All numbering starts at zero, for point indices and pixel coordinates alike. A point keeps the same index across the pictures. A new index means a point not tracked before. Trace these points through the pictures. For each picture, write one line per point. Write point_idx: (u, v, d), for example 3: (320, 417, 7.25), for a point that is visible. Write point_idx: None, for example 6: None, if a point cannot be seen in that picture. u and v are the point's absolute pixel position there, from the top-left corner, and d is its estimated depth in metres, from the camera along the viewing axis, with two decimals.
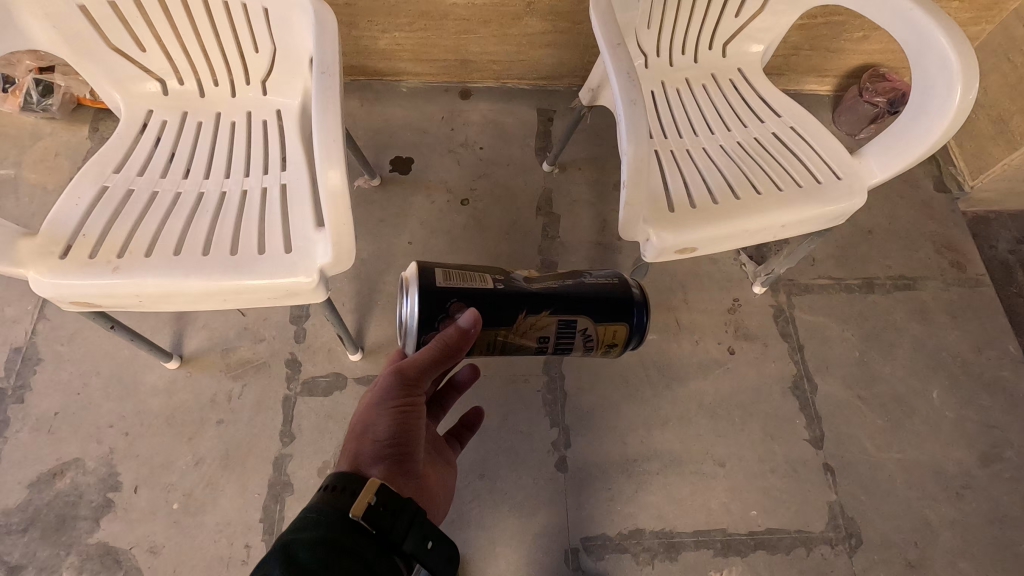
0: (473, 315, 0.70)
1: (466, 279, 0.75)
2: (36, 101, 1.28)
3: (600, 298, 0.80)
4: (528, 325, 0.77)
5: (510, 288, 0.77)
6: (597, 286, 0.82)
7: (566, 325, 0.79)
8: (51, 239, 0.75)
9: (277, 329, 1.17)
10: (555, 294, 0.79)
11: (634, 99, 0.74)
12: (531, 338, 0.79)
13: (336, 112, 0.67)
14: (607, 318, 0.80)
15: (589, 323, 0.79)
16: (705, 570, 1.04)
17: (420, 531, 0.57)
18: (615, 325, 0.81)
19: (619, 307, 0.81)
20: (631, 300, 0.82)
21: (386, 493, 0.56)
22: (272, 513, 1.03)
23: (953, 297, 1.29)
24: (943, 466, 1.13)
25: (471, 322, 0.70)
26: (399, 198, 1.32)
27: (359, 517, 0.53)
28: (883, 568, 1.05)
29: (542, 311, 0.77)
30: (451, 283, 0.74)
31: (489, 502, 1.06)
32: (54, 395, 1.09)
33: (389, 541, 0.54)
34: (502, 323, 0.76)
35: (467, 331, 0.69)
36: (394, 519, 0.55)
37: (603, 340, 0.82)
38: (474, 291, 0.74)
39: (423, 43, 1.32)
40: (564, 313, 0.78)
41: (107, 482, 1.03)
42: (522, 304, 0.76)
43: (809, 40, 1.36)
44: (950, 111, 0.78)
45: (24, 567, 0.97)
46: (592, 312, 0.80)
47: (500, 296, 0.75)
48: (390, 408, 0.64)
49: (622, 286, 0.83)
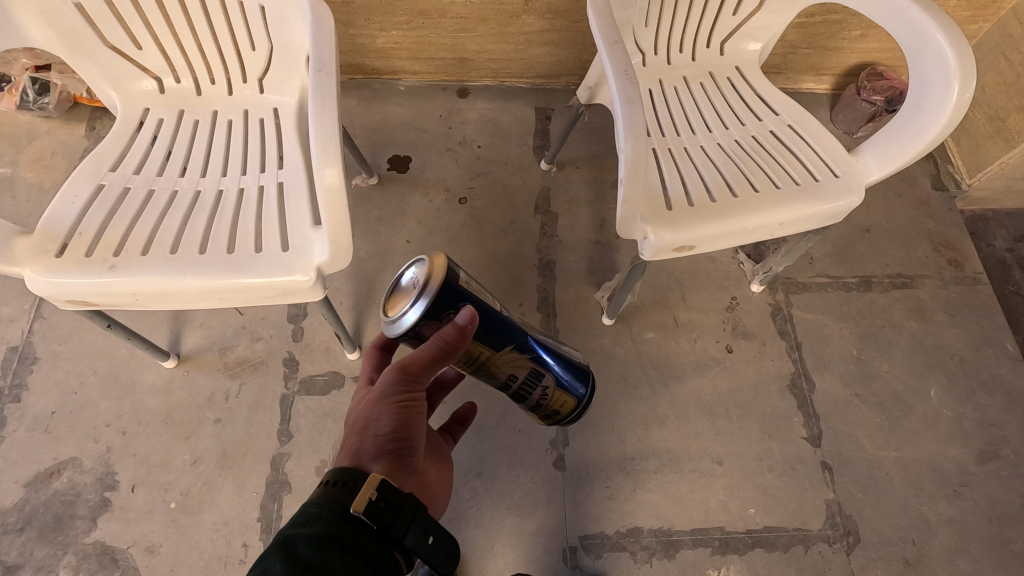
0: (473, 312, 0.65)
1: (479, 290, 0.68)
2: (33, 99, 1.27)
3: (566, 364, 0.83)
4: (509, 358, 0.74)
5: (509, 317, 0.73)
6: (567, 353, 0.84)
7: (532, 376, 0.79)
8: (47, 237, 0.75)
9: (275, 327, 1.17)
10: (537, 342, 0.78)
11: (631, 97, 0.74)
12: (502, 373, 0.75)
13: (333, 109, 0.67)
14: (563, 383, 0.83)
15: (551, 381, 0.81)
16: (702, 568, 1.04)
17: (421, 526, 0.57)
18: (567, 393, 0.84)
19: (576, 379, 0.84)
20: (587, 375, 0.86)
21: (386, 489, 0.56)
22: (270, 513, 1.03)
23: (951, 295, 1.29)
24: (941, 464, 1.13)
25: (469, 320, 0.64)
26: (397, 197, 1.32)
27: (360, 513, 0.53)
28: (880, 566, 1.05)
29: (526, 353, 0.76)
30: (469, 287, 0.66)
31: (487, 501, 1.06)
32: (51, 395, 1.09)
33: (390, 536, 0.55)
34: (493, 347, 0.71)
35: (465, 328, 0.64)
36: (394, 516, 0.55)
37: (551, 404, 0.84)
38: (485, 305, 0.68)
39: (421, 42, 1.31)
40: (537, 365, 0.78)
41: (105, 482, 1.03)
42: (514, 337, 0.73)
43: (806, 39, 1.36)
44: (948, 108, 0.78)
45: (21, 567, 0.97)
46: (557, 372, 0.81)
47: (503, 321, 0.71)
48: (392, 404, 0.63)
49: (583, 361, 0.87)
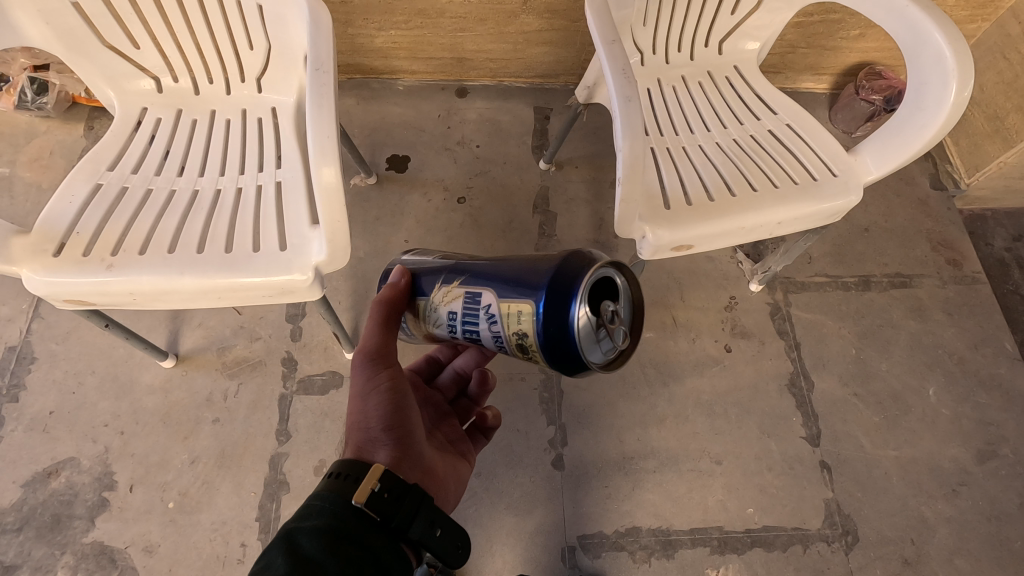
0: (402, 269, 0.75)
1: (427, 257, 0.76)
2: (31, 99, 1.27)
3: (516, 271, 0.59)
4: (437, 296, 0.68)
5: (445, 262, 0.71)
6: (523, 259, 0.60)
7: (469, 300, 0.63)
8: (45, 237, 0.75)
9: (274, 327, 1.17)
10: (474, 266, 0.66)
11: (629, 96, 0.74)
12: (441, 315, 0.68)
13: (330, 108, 0.67)
14: (508, 296, 0.58)
15: (488, 298, 0.61)
16: (701, 567, 1.04)
17: (426, 517, 0.57)
18: (519, 306, 0.57)
19: (527, 282, 0.57)
20: (545, 270, 0.55)
21: (390, 480, 0.56)
22: (268, 512, 1.03)
23: (950, 295, 1.29)
24: (940, 463, 1.13)
25: (400, 275, 0.74)
26: (395, 196, 1.32)
27: (363, 504, 0.53)
28: (879, 565, 1.05)
29: (454, 279, 0.66)
30: (412, 257, 0.77)
31: (486, 500, 1.06)
32: (49, 395, 1.09)
33: (395, 528, 0.55)
34: (421, 293, 0.71)
35: (397, 283, 0.73)
36: (399, 508, 0.56)
37: (511, 331, 0.59)
38: (422, 263, 0.74)
39: (420, 41, 1.31)
40: (470, 286, 0.64)
41: (102, 482, 1.03)
42: (440, 274, 0.69)
43: (805, 39, 1.37)
44: (946, 106, 0.78)
45: (19, 567, 0.97)
46: (496, 284, 0.60)
47: (432, 266, 0.72)
48: (374, 390, 0.66)
49: (551, 258, 0.57)
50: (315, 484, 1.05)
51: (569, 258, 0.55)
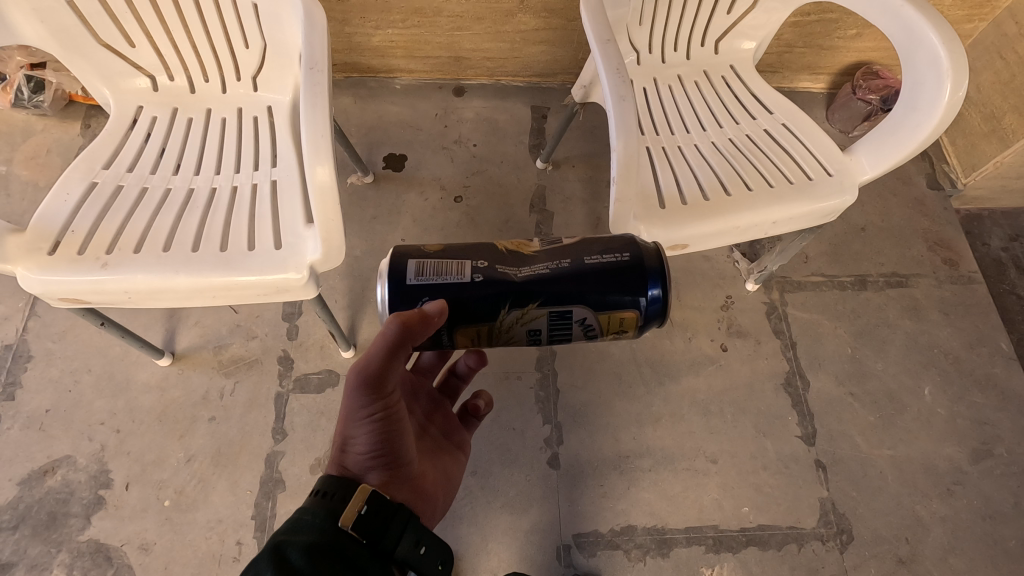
0: (441, 302, 0.59)
1: (444, 270, 0.61)
2: (27, 97, 1.27)
3: (605, 283, 0.62)
4: (510, 320, 0.62)
5: (491, 280, 0.61)
6: (602, 267, 0.62)
7: (558, 319, 0.62)
8: (40, 236, 0.75)
9: (270, 326, 1.17)
10: (546, 282, 0.61)
11: (623, 96, 0.74)
12: (519, 333, 0.63)
13: (325, 106, 0.66)
14: (610, 309, 0.62)
15: (586, 314, 0.62)
16: (695, 566, 1.04)
17: (413, 537, 0.58)
18: (624, 313, 0.63)
19: (627, 294, 0.62)
20: (642, 278, 0.62)
21: (376, 501, 0.57)
22: (264, 511, 1.03)
23: (945, 294, 1.29)
24: (934, 463, 1.14)
25: (436, 310, 0.59)
26: (392, 195, 1.32)
27: (348, 526, 0.55)
28: (874, 564, 1.06)
29: (528, 303, 0.61)
30: (424, 277, 0.60)
31: (482, 499, 1.06)
32: (46, 393, 1.09)
33: (381, 548, 0.56)
34: (484, 320, 0.61)
35: (432, 318, 0.59)
36: (384, 529, 0.57)
37: (608, 330, 0.65)
38: (453, 283, 0.60)
39: (417, 40, 1.31)
40: (557, 306, 0.61)
41: (99, 480, 1.03)
42: (503, 297, 0.61)
43: (801, 39, 1.37)
44: (940, 107, 0.78)
45: (14, 565, 0.97)
46: (594, 300, 0.61)
47: (478, 288, 0.60)
48: (365, 418, 0.63)
49: (635, 262, 0.63)
50: (311, 483, 1.05)
51: (650, 253, 0.64)
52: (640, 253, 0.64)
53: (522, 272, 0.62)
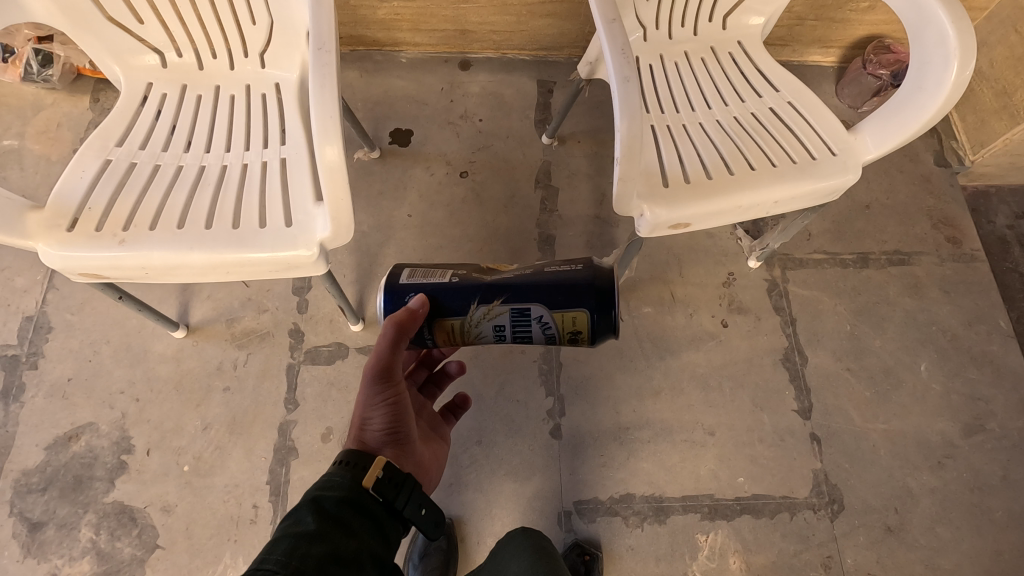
0: (422, 297, 0.73)
1: (429, 274, 0.76)
2: (36, 71, 1.28)
3: (559, 287, 0.73)
4: (478, 315, 0.74)
5: (465, 281, 0.75)
6: (557, 276, 0.74)
7: (519, 315, 0.74)
8: (58, 213, 0.77)
9: (281, 299, 1.20)
10: (508, 284, 0.75)
11: (627, 76, 0.74)
12: (486, 328, 0.76)
13: (333, 87, 0.67)
14: (563, 307, 0.73)
15: (542, 311, 0.74)
16: (691, 532, 1.08)
17: (416, 501, 0.66)
18: (574, 312, 0.74)
19: (578, 295, 0.73)
20: (590, 286, 0.73)
21: (392, 468, 0.64)
22: (278, 476, 1.08)
23: (947, 272, 1.30)
24: (928, 437, 1.17)
25: (420, 303, 0.73)
26: (398, 170, 1.33)
27: (370, 488, 0.62)
28: (862, 532, 1.10)
29: (494, 299, 0.74)
30: (413, 278, 0.76)
31: (486, 467, 1.11)
32: (67, 363, 1.13)
33: (394, 508, 0.64)
34: (457, 313, 0.74)
35: (417, 312, 0.73)
36: (397, 491, 0.64)
37: (563, 330, 0.75)
38: (435, 284, 0.75)
39: (422, 13, 1.30)
40: (516, 302, 0.74)
41: (121, 446, 1.08)
42: (473, 295, 0.74)
43: (813, 11, 1.34)
44: (946, 86, 0.78)
45: (46, 524, 1.02)
46: (547, 300, 0.73)
47: (455, 288, 0.74)
48: (380, 401, 0.71)
49: (585, 274, 0.75)
50: (322, 450, 1.10)
51: (602, 273, 0.75)
52: (592, 269, 0.75)
53: (493, 277, 0.77)
